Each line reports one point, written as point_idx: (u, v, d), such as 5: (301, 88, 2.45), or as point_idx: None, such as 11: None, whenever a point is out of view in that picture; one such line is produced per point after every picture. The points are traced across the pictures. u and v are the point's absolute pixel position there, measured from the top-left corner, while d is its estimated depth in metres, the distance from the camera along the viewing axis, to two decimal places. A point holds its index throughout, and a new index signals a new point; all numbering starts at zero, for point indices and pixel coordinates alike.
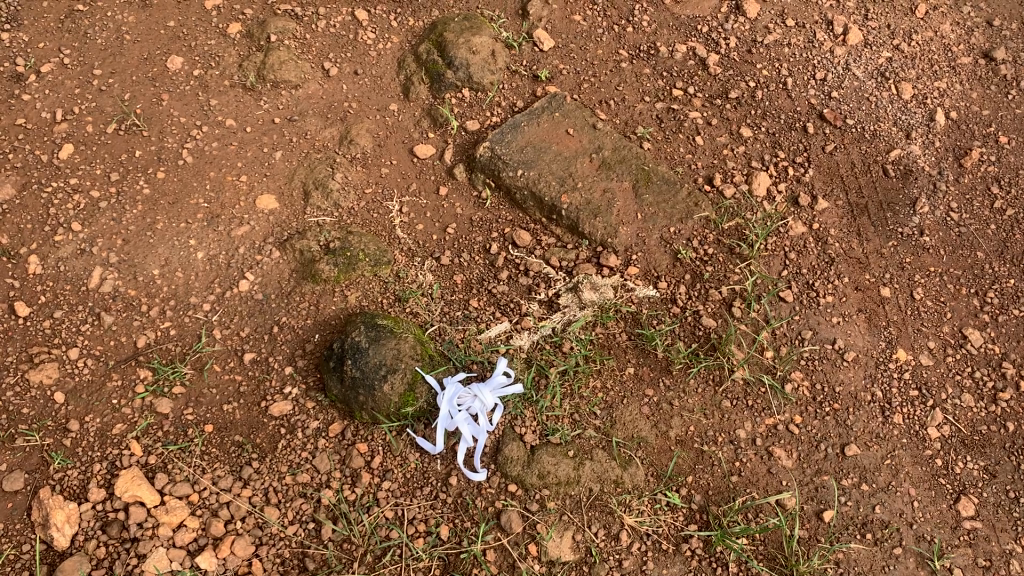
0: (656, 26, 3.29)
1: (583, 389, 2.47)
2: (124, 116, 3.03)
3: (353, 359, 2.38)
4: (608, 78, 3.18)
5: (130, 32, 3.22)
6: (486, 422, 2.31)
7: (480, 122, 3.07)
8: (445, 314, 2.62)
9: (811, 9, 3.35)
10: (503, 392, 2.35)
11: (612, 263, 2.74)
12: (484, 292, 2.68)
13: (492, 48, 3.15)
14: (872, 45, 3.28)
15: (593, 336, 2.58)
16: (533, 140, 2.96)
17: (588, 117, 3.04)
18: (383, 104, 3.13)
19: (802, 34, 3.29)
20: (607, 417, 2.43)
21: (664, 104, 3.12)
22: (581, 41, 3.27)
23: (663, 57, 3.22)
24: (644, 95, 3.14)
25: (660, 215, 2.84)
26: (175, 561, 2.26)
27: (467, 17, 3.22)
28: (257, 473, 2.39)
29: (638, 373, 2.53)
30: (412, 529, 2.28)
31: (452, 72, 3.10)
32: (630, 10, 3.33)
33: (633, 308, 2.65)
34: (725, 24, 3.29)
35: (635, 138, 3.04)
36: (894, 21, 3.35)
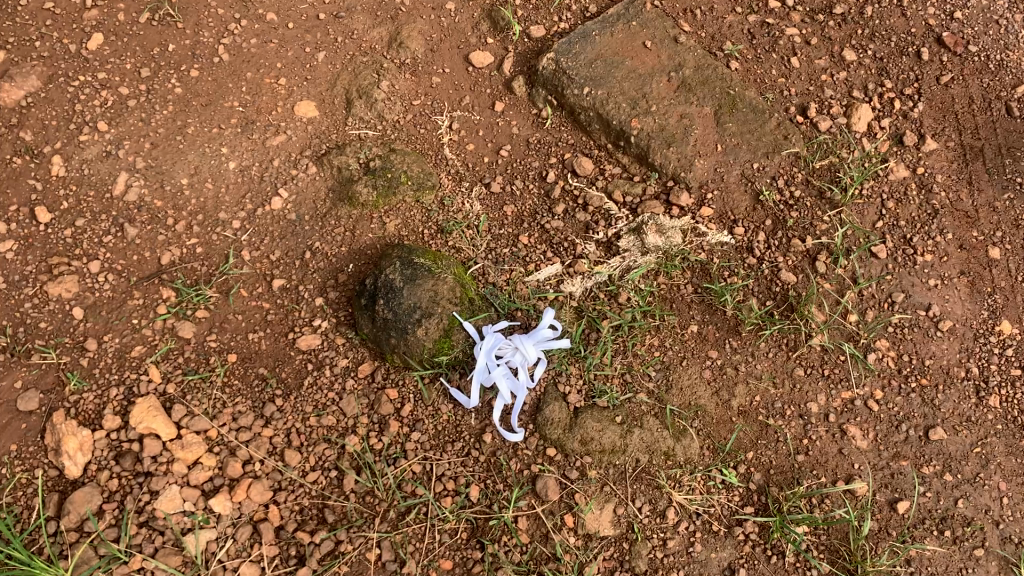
0: None
1: (638, 346, 2.22)
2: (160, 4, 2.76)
3: (385, 298, 2.15)
4: None
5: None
6: (526, 378, 2.09)
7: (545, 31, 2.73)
8: (492, 252, 2.37)
9: None
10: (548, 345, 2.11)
11: (682, 203, 2.44)
12: (537, 228, 2.42)
13: None
14: None
15: (652, 286, 2.31)
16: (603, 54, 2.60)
17: (667, 29, 2.66)
18: (438, 2, 2.80)
19: None
20: (662, 381, 2.18)
21: (757, 18, 2.72)
22: None
23: None
24: (736, 5, 2.74)
25: (743, 149, 2.50)
26: (188, 502, 2.12)
27: None
28: (280, 411, 2.22)
29: (701, 332, 2.26)
30: (440, 487, 2.09)
31: None
32: None
33: (701, 256, 2.37)
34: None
35: (721, 56, 2.66)
36: None
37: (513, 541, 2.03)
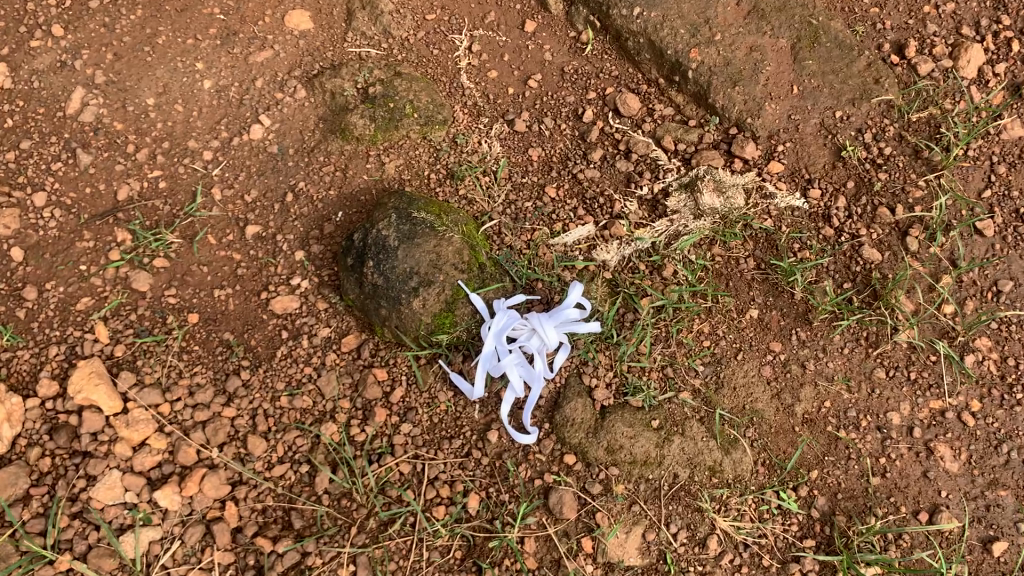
0: None
1: (683, 333, 1.79)
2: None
3: (377, 261, 1.75)
4: None
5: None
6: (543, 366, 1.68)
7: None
8: (510, 206, 1.95)
9: None
10: (572, 328, 1.70)
11: (745, 157, 2.01)
12: (568, 180, 2.00)
13: None
14: None
15: (703, 258, 1.89)
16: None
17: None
18: None
19: None
20: (711, 377, 1.77)
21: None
22: None
23: None
24: None
25: (824, 94, 2.04)
26: (131, 492, 1.75)
27: None
28: (246, 387, 1.84)
29: (762, 319, 1.84)
30: (432, 494, 1.72)
31: None
32: None
33: (764, 224, 1.94)
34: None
35: None
36: None
37: (516, 566, 1.66)
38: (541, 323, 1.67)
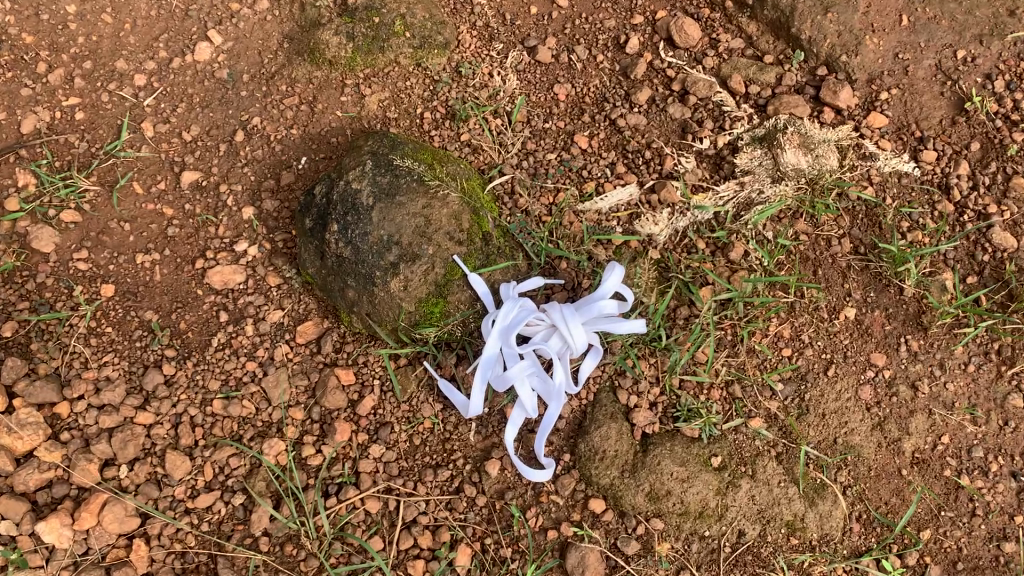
0: None
1: (756, 337, 1.33)
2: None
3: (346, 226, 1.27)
4: None
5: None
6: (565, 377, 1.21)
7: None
8: (526, 159, 1.48)
9: None
10: (610, 328, 1.23)
11: (838, 106, 1.52)
12: (605, 126, 1.52)
13: None
14: None
15: (782, 236, 1.40)
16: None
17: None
18: None
19: None
20: (792, 400, 1.31)
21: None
22: None
23: None
24: None
25: (945, 25, 1.54)
26: (5, 520, 1.28)
27: None
28: (168, 386, 1.39)
29: (860, 321, 1.37)
30: (409, 544, 1.27)
31: None
32: None
33: (866, 194, 1.45)
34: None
35: None
36: None
37: None
38: (564, 315, 1.20)
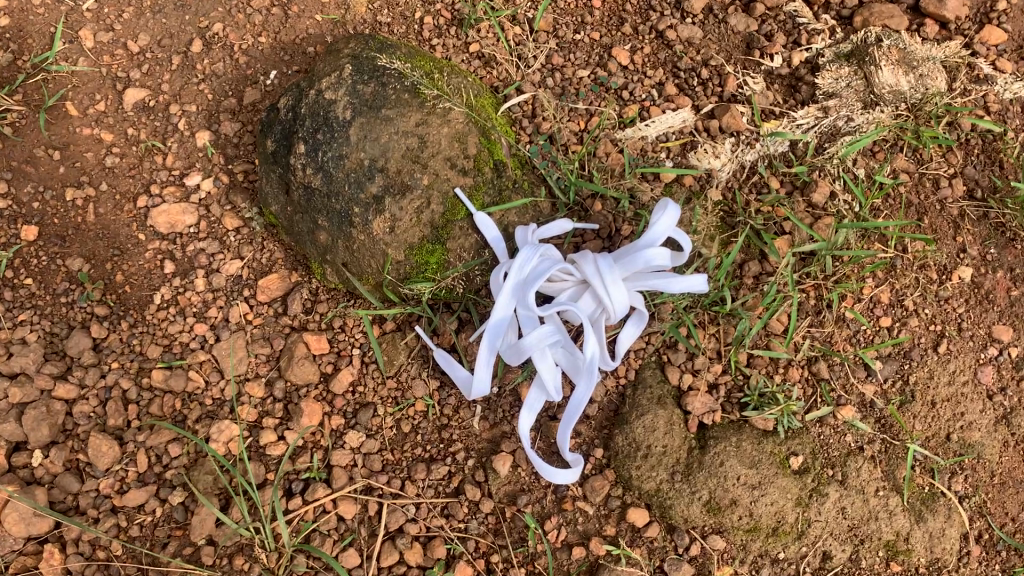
0: None
1: (846, 302, 1.03)
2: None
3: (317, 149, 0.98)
4: None
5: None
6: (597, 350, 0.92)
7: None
8: (553, 76, 1.18)
9: None
10: (666, 283, 0.92)
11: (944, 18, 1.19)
12: (651, 38, 1.20)
13: None
14: None
15: (880, 172, 1.10)
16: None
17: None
18: None
19: None
20: (895, 384, 1.00)
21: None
22: None
23: None
24: None
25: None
26: None
27: None
28: (97, 352, 1.10)
29: (980, 286, 1.06)
30: (394, 561, 0.98)
31: None
32: None
33: (986, 125, 1.13)
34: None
35: None
36: None
37: None
38: (599, 267, 0.91)
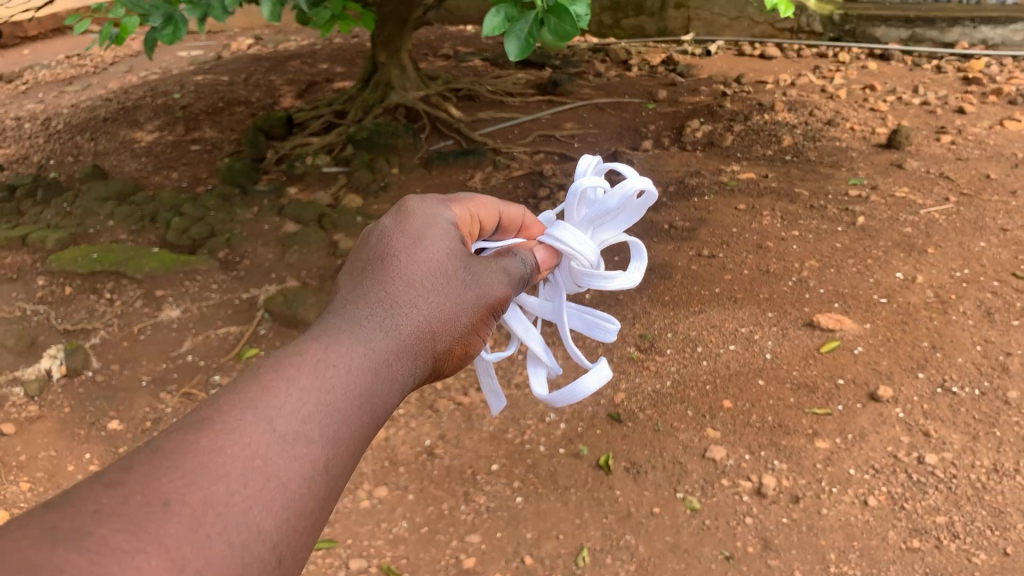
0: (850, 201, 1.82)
1: (884, 398, 1.29)
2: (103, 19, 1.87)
3: (442, 439, 1.33)
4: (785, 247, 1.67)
5: (213, 129, 2.77)
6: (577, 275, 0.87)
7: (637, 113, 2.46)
8: (579, 347, 1.50)
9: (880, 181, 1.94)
10: (603, 206, 0.89)
11: (840, 234, 1.70)
12: (645, 313, 1.55)
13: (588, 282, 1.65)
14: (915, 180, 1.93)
15: (846, 337, 1.42)
16: (704, 145, 2.21)
17: (769, 92, 2.58)
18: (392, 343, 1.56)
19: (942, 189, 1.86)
20: (957, 446, 1.21)
21: (869, 91, 2.55)
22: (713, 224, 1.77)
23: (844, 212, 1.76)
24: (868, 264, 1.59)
25: (890, 180, 1.92)
26: None
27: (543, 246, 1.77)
28: None
29: (938, 392, 1.30)
30: None
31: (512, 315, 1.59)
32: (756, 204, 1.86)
33: (909, 269, 1.57)
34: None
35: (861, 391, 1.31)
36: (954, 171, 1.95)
37: None
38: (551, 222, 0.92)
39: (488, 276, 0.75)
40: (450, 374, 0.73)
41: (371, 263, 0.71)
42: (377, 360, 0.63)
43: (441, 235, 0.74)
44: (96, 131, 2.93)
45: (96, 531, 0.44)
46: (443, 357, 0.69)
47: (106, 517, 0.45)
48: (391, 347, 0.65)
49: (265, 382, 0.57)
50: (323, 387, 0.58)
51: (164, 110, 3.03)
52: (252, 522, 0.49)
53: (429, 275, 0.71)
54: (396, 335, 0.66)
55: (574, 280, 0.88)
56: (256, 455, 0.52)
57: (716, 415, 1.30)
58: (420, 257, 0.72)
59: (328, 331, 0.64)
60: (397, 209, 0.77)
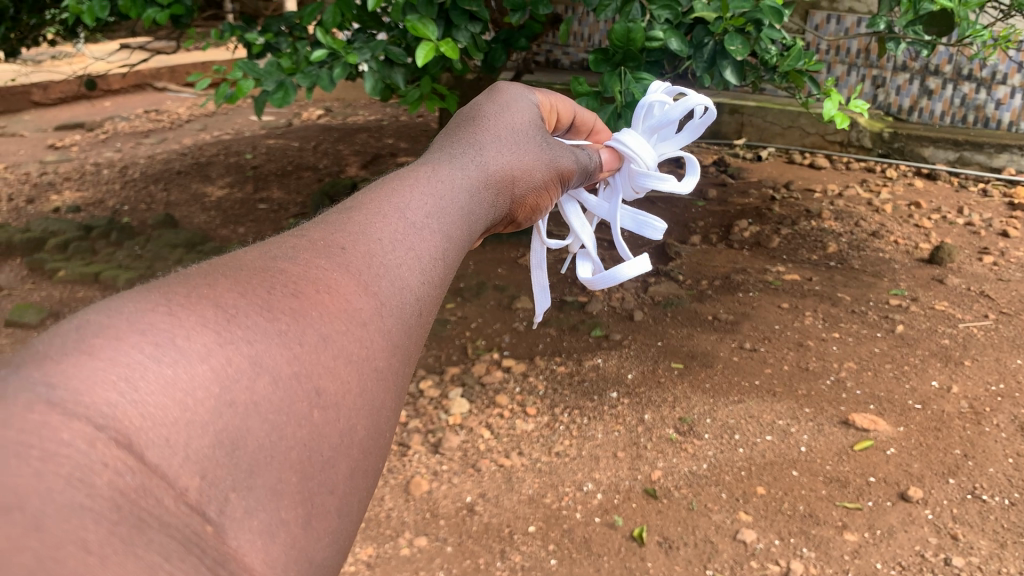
0: (903, 311, 1.87)
1: (914, 499, 1.32)
2: (205, 82, 2.03)
3: (482, 497, 1.40)
4: (826, 349, 1.72)
5: (280, 190, 2.90)
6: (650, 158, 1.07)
7: (685, 209, 2.55)
8: (619, 423, 1.55)
9: (929, 292, 1.98)
10: (659, 121, 1.11)
11: (878, 339, 1.75)
12: (685, 397, 1.60)
13: (632, 365, 1.72)
14: (959, 293, 1.97)
15: (880, 437, 1.46)
16: (750, 245, 2.28)
17: (816, 200, 2.66)
18: (447, 405, 1.65)
19: (986, 306, 1.91)
20: (985, 551, 1.23)
21: (915, 207, 2.62)
22: (762, 322, 1.84)
23: (894, 322, 1.82)
24: (908, 376, 1.63)
25: (931, 294, 1.97)
26: None
27: (595, 328, 1.86)
28: None
29: (968, 498, 1.33)
30: None
31: (557, 388, 1.67)
32: (807, 304, 1.91)
33: (945, 378, 1.62)
34: (959, 87, 3.28)
35: (893, 491, 1.35)
36: (998, 290, 2.00)
37: None
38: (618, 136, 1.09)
39: (556, 146, 0.95)
40: (531, 215, 0.92)
41: (475, 114, 0.90)
42: (492, 165, 0.83)
43: (522, 106, 0.94)
44: (170, 182, 3.08)
45: (285, 278, 0.56)
46: (536, 186, 0.89)
47: (281, 279, 0.55)
48: (488, 186, 0.81)
49: (394, 187, 0.72)
50: (459, 172, 0.78)
51: (236, 169, 3.18)
52: (441, 231, 0.69)
53: (522, 127, 0.91)
54: (499, 154, 0.85)
55: (630, 184, 1.09)
56: (432, 197, 0.72)
57: (749, 500, 1.34)
58: (510, 117, 0.91)
59: (455, 145, 0.83)
60: (488, 93, 0.97)
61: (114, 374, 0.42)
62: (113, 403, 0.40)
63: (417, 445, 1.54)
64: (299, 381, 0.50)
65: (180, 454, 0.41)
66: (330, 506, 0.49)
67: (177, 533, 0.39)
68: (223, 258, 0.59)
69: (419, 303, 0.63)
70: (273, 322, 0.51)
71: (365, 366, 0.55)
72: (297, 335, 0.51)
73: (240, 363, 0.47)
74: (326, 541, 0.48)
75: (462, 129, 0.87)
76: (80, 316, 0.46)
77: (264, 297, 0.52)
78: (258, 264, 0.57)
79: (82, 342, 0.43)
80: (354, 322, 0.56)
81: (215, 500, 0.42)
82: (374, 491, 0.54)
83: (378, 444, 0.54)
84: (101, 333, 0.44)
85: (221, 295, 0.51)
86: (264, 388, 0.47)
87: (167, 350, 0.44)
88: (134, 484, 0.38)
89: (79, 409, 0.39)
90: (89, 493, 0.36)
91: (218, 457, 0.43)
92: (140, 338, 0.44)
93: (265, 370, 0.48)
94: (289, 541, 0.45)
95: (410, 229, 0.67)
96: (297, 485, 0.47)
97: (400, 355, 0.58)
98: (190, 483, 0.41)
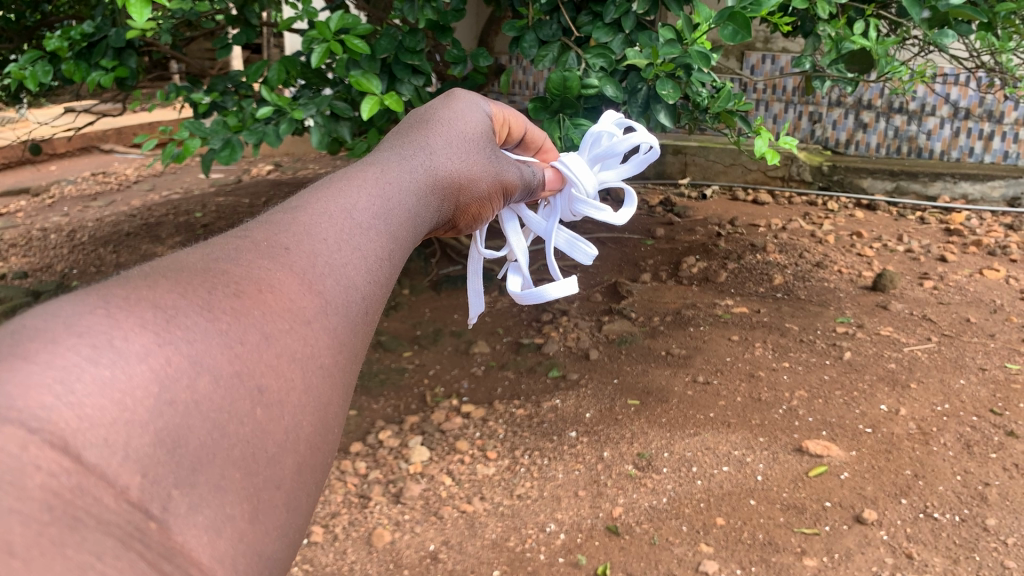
0: (848, 338, 1.92)
1: (869, 520, 1.35)
2: (151, 142, 2.02)
3: (445, 544, 1.39)
4: (778, 379, 1.76)
5: None
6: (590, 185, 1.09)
7: (633, 248, 2.60)
8: (578, 463, 1.56)
9: (874, 318, 2.04)
10: (603, 152, 1.14)
11: (827, 366, 1.80)
12: (642, 433, 1.62)
13: (589, 404, 1.74)
14: (901, 318, 2.03)
15: (833, 462, 1.49)
16: (699, 280, 2.33)
17: (761, 234, 2.73)
18: (406, 454, 1.65)
19: (927, 329, 1.97)
20: (938, 568, 1.25)
21: (857, 237, 2.70)
22: (713, 355, 1.87)
23: (842, 349, 1.86)
24: (857, 401, 1.66)
25: (876, 320, 2.03)
26: None
27: (551, 370, 1.88)
28: None
29: (920, 517, 1.36)
30: None
31: (516, 432, 1.68)
32: (757, 336, 1.95)
33: (893, 402, 1.66)
34: (892, 120, 3.41)
35: (846, 514, 1.37)
36: (939, 313, 2.06)
37: None
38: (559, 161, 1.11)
39: (505, 160, 0.98)
40: (472, 222, 0.94)
41: (424, 119, 0.92)
42: (439, 170, 0.85)
43: (475, 115, 0.97)
44: (119, 245, 3.05)
45: (231, 276, 0.57)
46: (480, 195, 0.91)
47: (224, 276, 0.57)
48: (437, 193, 0.83)
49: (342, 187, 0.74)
50: (407, 175, 0.80)
51: (186, 229, 3.17)
52: (386, 232, 0.71)
53: (472, 135, 0.93)
54: (450, 159, 0.87)
55: (569, 207, 1.11)
56: (377, 198, 0.74)
57: (709, 531, 1.36)
58: (462, 124, 0.93)
59: (404, 148, 0.85)
60: (441, 100, 0.98)
61: (49, 378, 0.42)
62: (48, 406, 0.40)
63: (378, 495, 1.54)
64: (241, 379, 0.50)
65: (120, 453, 0.41)
66: (277, 500, 0.50)
67: (116, 531, 0.39)
68: (168, 259, 0.59)
69: (363, 302, 0.64)
70: (214, 321, 0.52)
71: (309, 363, 0.56)
72: (238, 333, 0.52)
73: (180, 362, 0.47)
74: (274, 536, 0.49)
75: (413, 131, 0.90)
76: (20, 320, 0.46)
77: (206, 297, 0.53)
78: (202, 265, 0.58)
79: (17, 349, 0.43)
80: (298, 320, 0.57)
81: (158, 497, 0.42)
82: (324, 486, 0.55)
83: (325, 440, 0.56)
84: (36, 339, 0.44)
85: (161, 296, 0.51)
86: (204, 388, 0.48)
87: (105, 352, 0.45)
88: (69, 485, 0.38)
89: (11, 414, 0.39)
90: (18, 496, 0.36)
91: (159, 455, 0.43)
92: (76, 341, 0.44)
93: (206, 368, 0.48)
94: (235, 535, 0.46)
95: (357, 229, 0.69)
96: (241, 481, 0.48)
97: (344, 355, 0.60)
98: (131, 482, 0.41)
